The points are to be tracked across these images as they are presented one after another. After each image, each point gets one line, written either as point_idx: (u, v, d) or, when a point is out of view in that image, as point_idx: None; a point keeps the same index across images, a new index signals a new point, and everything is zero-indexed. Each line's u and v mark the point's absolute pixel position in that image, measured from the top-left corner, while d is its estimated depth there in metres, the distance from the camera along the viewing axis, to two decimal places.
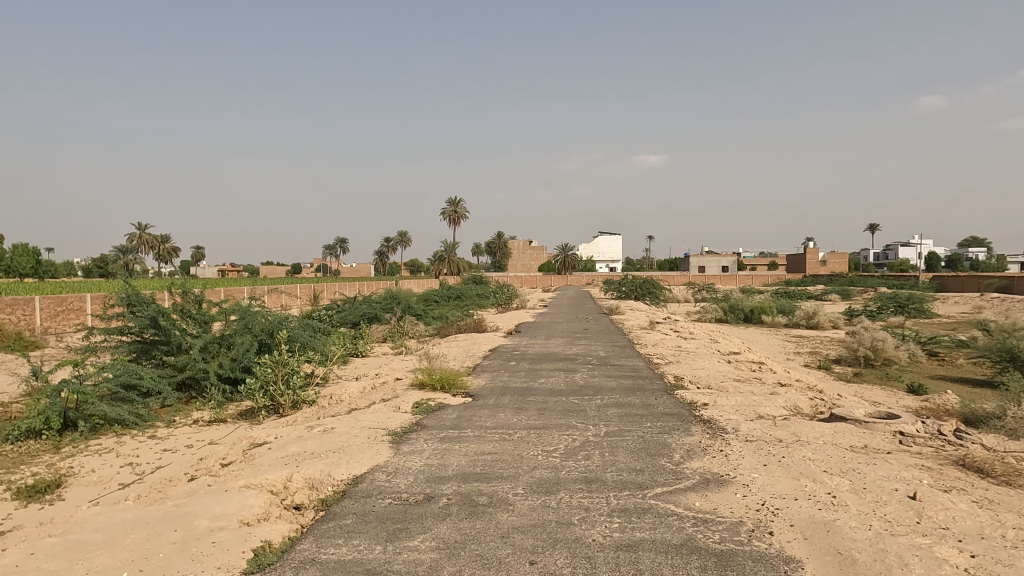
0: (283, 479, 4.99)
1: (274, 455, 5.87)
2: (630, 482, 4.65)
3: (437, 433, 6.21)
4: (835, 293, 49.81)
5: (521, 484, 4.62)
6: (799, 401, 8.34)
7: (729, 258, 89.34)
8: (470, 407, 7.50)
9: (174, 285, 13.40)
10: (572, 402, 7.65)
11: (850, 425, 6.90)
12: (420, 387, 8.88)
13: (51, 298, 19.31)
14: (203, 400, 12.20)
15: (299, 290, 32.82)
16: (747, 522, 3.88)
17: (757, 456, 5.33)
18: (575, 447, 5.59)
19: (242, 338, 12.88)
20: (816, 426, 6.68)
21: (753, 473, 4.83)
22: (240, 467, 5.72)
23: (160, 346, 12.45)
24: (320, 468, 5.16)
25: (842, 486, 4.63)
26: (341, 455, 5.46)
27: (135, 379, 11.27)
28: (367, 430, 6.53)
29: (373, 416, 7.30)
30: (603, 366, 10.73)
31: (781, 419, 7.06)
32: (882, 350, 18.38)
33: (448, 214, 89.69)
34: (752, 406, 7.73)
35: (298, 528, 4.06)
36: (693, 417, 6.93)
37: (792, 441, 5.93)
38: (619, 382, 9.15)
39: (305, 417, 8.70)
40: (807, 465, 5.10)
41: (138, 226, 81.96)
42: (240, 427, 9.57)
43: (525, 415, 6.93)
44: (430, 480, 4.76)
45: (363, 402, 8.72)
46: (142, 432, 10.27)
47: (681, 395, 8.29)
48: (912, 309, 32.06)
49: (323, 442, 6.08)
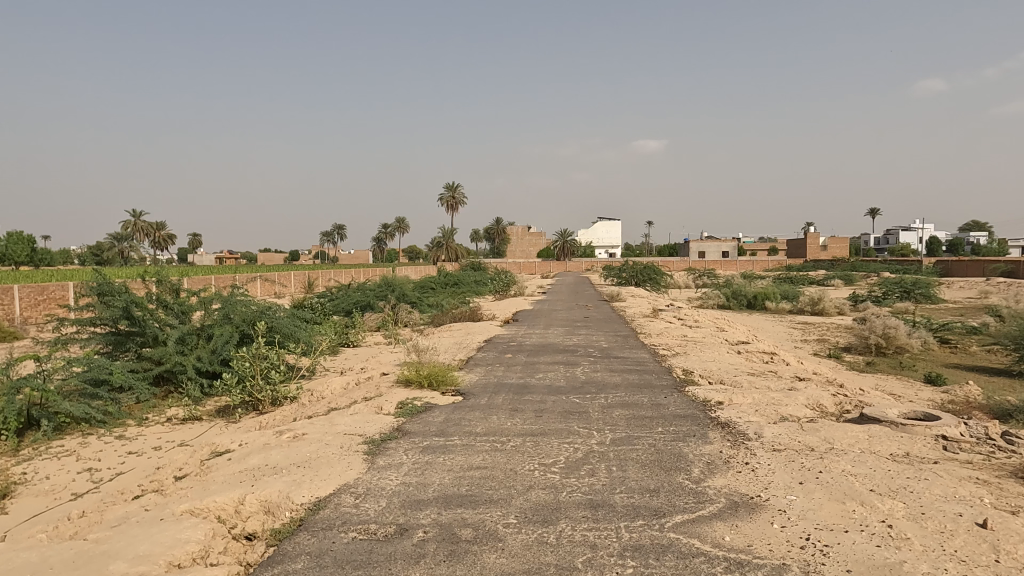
0: (234, 502, 4.25)
1: (230, 470, 5.10)
2: (644, 508, 3.89)
3: (420, 442, 5.43)
4: (837, 278, 49.08)
5: (513, 512, 3.86)
6: (822, 399, 7.57)
7: (729, 243, 88.62)
8: (460, 409, 6.71)
9: (150, 274, 12.58)
10: (573, 402, 6.88)
11: (886, 428, 6.13)
12: (407, 384, 8.12)
13: (32, 287, 18.58)
14: (180, 395, 11.48)
15: (293, 278, 31.97)
16: (792, 566, 3.13)
17: (789, 470, 4.56)
18: (577, 460, 4.83)
19: (221, 328, 12.09)
20: (848, 431, 5.91)
21: (788, 495, 4.08)
22: (191, 483, 4.98)
23: (136, 338, 11.74)
24: (280, 488, 4.40)
25: (897, 512, 3.87)
26: (305, 471, 4.71)
27: (105, 374, 10.52)
28: (341, 437, 5.77)
29: (350, 420, 6.52)
30: (606, 359, 9.94)
31: (807, 421, 6.30)
32: (895, 338, 17.66)
33: (444, 200, 88.58)
34: (773, 406, 6.96)
35: (240, 571, 3.32)
36: (708, 420, 6.16)
37: (826, 450, 5.18)
38: (624, 378, 8.38)
39: (281, 418, 7.99)
40: (850, 482, 4.35)
41: (133, 213, 81.10)
42: (214, 426, 8.90)
43: (521, 419, 6.15)
44: (405, 506, 3.99)
45: (344, 401, 7.94)
46: (110, 432, 9.59)
47: (692, 392, 7.55)
48: (918, 295, 31.27)
49: (290, 452, 5.35)
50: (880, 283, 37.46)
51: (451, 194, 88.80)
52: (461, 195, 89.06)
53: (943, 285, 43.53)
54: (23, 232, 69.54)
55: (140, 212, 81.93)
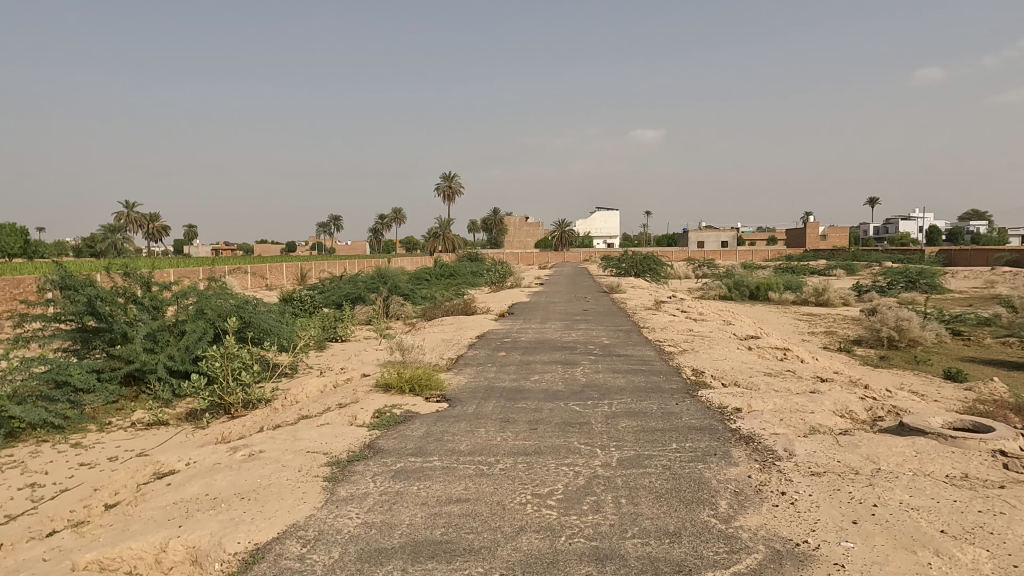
0: (154, 549, 3.42)
1: (165, 500, 4.26)
2: (664, 562, 3.06)
3: (392, 464, 4.60)
4: (839, 267, 48.40)
5: (499, 568, 3.04)
6: (851, 403, 6.76)
7: (727, 233, 87.88)
8: (443, 420, 5.86)
9: (118, 266, 11.66)
10: (572, 411, 6.06)
11: (932, 442, 5.32)
12: (386, 389, 7.27)
13: (7, 279, 17.64)
14: (149, 396, 10.61)
15: (283, 270, 31.02)
16: None
17: (837, 504, 3.73)
18: (578, 490, 3.99)
19: (194, 324, 11.21)
20: (892, 445, 5.10)
21: (842, 541, 3.27)
22: (116, 518, 4.14)
23: (103, 334, 10.83)
24: (212, 529, 3.55)
25: (983, 565, 3.05)
26: (247, 506, 3.86)
27: (65, 375, 9.64)
28: (303, 456, 4.94)
29: (317, 434, 5.65)
30: (608, 358, 9.12)
31: (841, 434, 5.48)
32: (908, 330, 16.87)
33: (444, 189, 87.32)
34: (799, 413, 6.14)
35: None
36: (729, 433, 5.34)
37: (874, 474, 4.36)
38: (629, 381, 7.52)
39: (247, 426, 7.14)
40: (915, 521, 3.54)
41: (126, 203, 79.93)
42: (177, 435, 8.08)
43: (512, 433, 5.31)
44: (363, 559, 3.16)
45: (317, 408, 7.10)
46: (67, 438, 8.75)
47: (706, 396, 6.73)
48: (924, 284, 30.43)
49: (238, 478, 4.51)
50: (883, 273, 36.63)
51: (450, 184, 87.74)
52: (456, 182, 87.59)
53: (947, 274, 42.80)
54: (14, 223, 68.43)
55: (133, 203, 80.38)
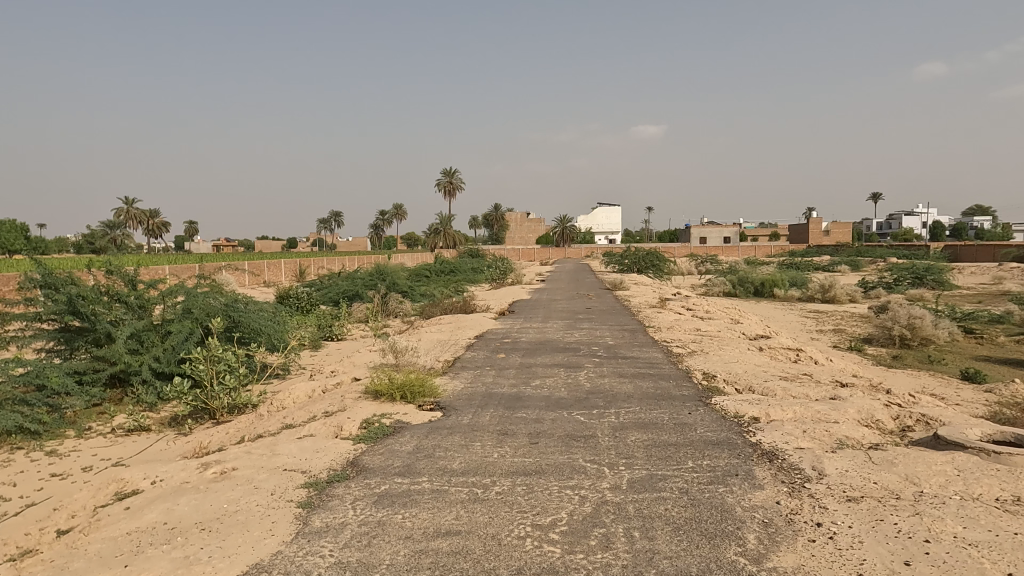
0: None
1: (119, 529, 3.77)
2: None
3: (375, 486, 4.11)
4: (843, 263, 47.82)
5: None
6: (876, 411, 6.27)
7: (730, 230, 87.29)
8: (435, 432, 5.37)
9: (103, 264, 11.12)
10: (577, 422, 5.57)
11: (973, 458, 4.83)
12: (376, 396, 6.78)
13: None
14: (133, 398, 10.11)
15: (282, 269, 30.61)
16: None
17: (883, 540, 3.25)
18: (585, 521, 3.51)
19: (181, 324, 10.66)
20: (932, 463, 4.61)
21: None
22: (61, 551, 3.65)
23: (86, 335, 10.31)
24: (161, 571, 3.07)
25: None
26: (207, 540, 3.38)
27: (42, 378, 9.13)
28: (279, 475, 4.46)
29: (299, 447, 5.16)
30: (613, 361, 8.61)
31: (872, 448, 4.99)
32: (920, 329, 16.31)
33: (444, 185, 86.61)
34: (823, 423, 5.65)
35: None
36: (749, 449, 4.85)
37: (918, 499, 3.87)
38: (637, 386, 7.03)
39: (228, 436, 6.64)
40: (977, 561, 3.04)
41: (125, 200, 79.41)
42: (156, 443, 7.61)
43: (511, 448, 4.83)
44: None
45: (302, 416, 6.62)
46: (42, 446, 8.28)
47: (721, 404, 6.23)
48: (931, 280, 29.92)
49: (204, 503, 4.01)
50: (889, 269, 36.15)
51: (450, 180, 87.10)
52: (456, 179, 86.76)
53: (953, 270, 42.25)
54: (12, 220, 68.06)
55: (132, 200, 79.60)
